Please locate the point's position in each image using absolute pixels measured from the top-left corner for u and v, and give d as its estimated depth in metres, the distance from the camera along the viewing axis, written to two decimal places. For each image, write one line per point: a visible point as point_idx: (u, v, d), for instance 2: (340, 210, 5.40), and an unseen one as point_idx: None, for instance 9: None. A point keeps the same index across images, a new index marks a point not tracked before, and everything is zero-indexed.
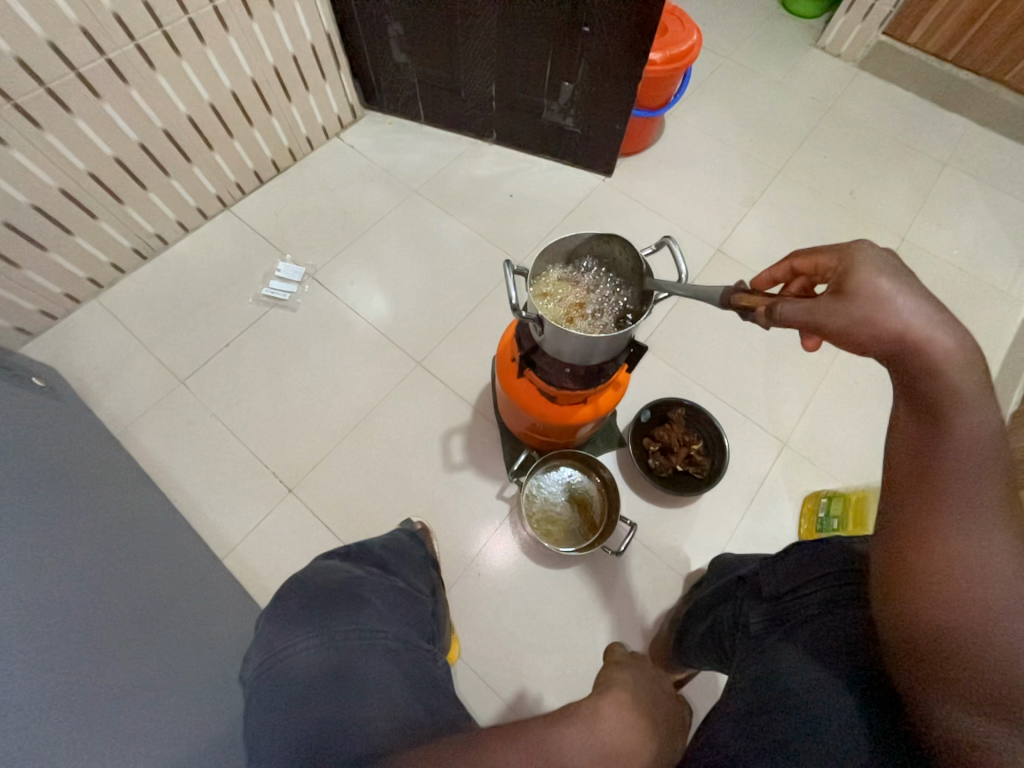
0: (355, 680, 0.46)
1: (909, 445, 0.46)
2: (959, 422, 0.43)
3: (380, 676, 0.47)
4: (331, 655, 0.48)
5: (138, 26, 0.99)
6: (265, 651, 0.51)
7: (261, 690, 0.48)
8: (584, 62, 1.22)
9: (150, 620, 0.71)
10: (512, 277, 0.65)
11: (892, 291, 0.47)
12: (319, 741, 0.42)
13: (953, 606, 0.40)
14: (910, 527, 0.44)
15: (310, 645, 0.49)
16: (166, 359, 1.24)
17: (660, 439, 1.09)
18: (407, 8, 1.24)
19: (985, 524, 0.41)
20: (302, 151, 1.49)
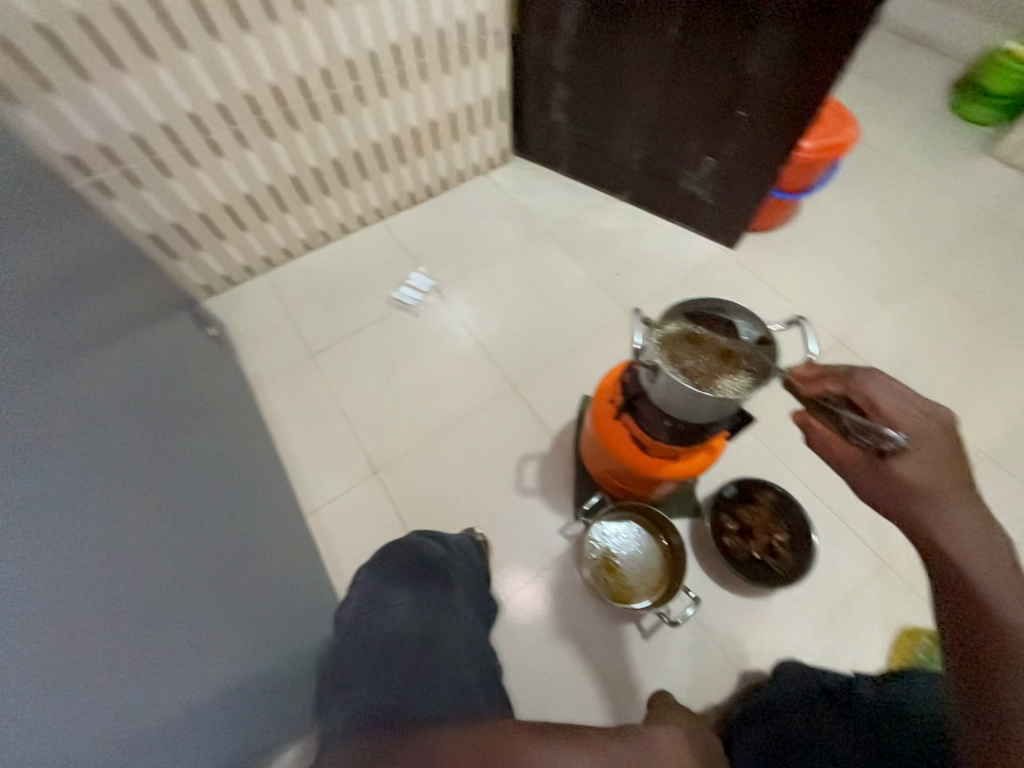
0: (438, 651, 0.51)
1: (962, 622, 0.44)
2: (994, 614, 0.42)
3: (456, 657, 0.52)
4: (421, 620, 0.54)
5: (363, 71, 1.22)
6: (364, 598, 0.57)
7: (356, 630, 0.53)
8: (731, 142, 1.28)
9: (251, 548, 0.82)
10: (638, 323, 0.69)
11: (949, 491, 0.51)
12: (398, 696, 0.45)
13: None
14: (974, 714, 0.39)
15: (405, 604, 0.56)
16: (304, 334, 1.43)
17: (741, 519, 1.05)
18: (577, 77, 1.39)
19: None
20: (453, 183, 1.69)
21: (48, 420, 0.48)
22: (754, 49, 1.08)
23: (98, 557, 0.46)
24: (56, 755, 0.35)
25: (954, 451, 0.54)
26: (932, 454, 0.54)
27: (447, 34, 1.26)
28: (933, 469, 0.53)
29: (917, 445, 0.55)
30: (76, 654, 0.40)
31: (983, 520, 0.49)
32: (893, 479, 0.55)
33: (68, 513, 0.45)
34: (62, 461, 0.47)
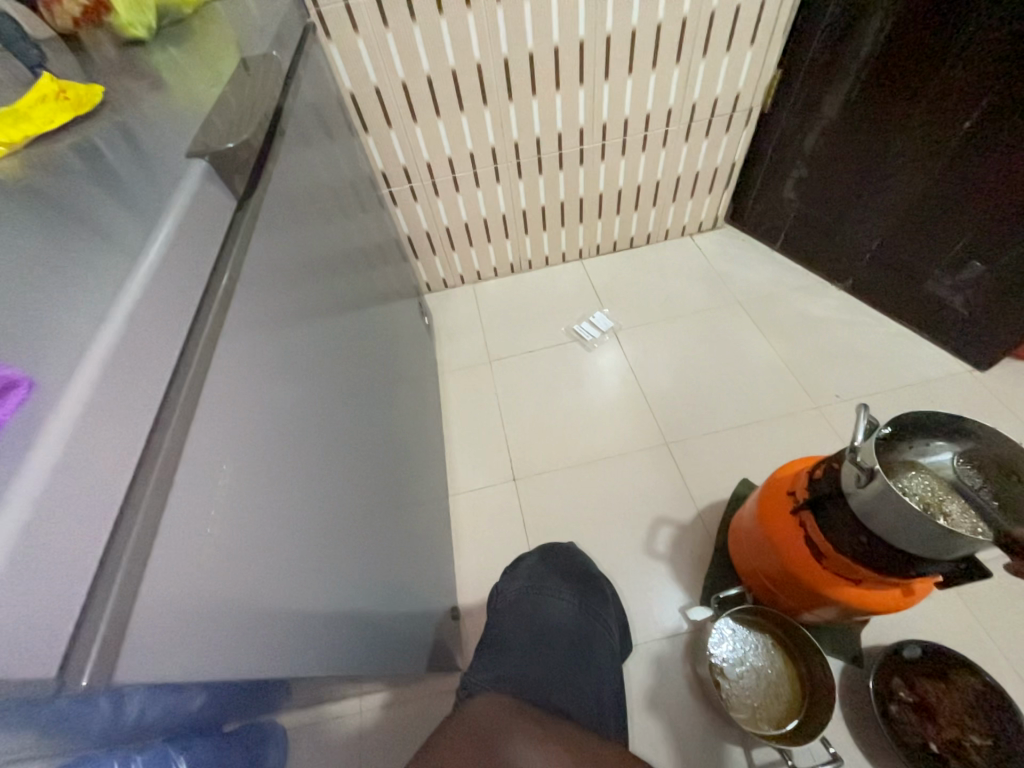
0: (593, 650, 0.65)
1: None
2: None
3: (606, 661, 0.66)
4: (582, 619, 0.69)
5: (615, 132, 1.36)
6: (532, 581, 0.73)
7: (524, 603, 0.69)
8: (1014, 252, 1.08)
9: (414, 506, 0.96)
10: (862, 420, 0.64)
11: None
12: (564, 669, 0.60)
13: None
14: None
15: (570, 601, 0.71)
16: (489, 341, 1.63)
17: (919, 693, 0.85)
18: (825, 159, 1.35)
19: None
20: (657, 238, 1.76)
21: (325, 347, 0.61)
22: None
23: (332, 463, 0.57)
24: (294, 612, 0.45)
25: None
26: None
27: (699, 107, 1.34)
28: None
29: None
30: (315, 534, 0.50)
31: None
32: None
33: (341, 434, 0.60)
34: (325, 383, 0.58)
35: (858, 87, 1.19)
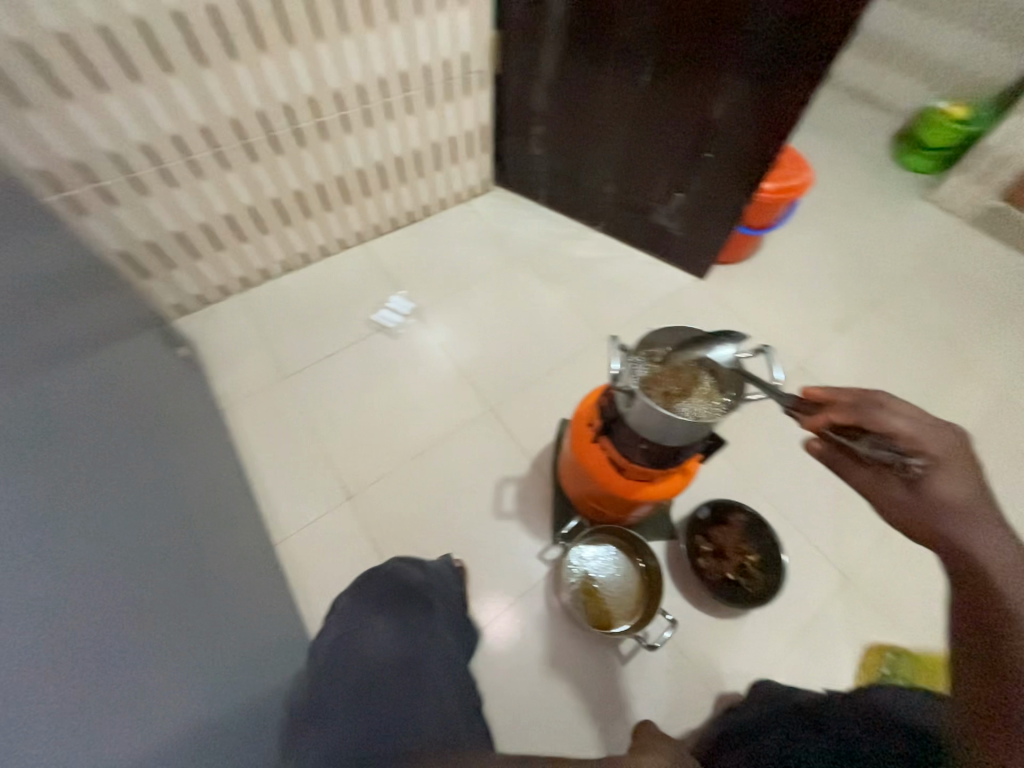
0: (421, 666, 0.60)
1: (976, 688, 0.41)
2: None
3: (438, 670, 0.61)
4: (402, 641, 0.63)
5: (349, 101, 1.25)
6: (343, 629, 0.64)
7: (333, 660, 0.60)
8: (698, 181, 1.37)
9: (223, 577, 0.80)
10: (616, 351, 0.72)
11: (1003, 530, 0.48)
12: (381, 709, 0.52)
13: None
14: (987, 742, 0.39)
15: (388, 628, 0.64)
16: (280, 355, 1.42)
17: (714, 541, 1.07)
18: (556, 117, 1.48)
19: None
20: (435, 210, 1.73)
21: None
22: (718, 97, 1.18)
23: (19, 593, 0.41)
24: None
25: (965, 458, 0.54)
26: (942, 461, 0.54)
27: (432, 71, 1.32)
28: (975, 490, 0.52)
29: (947, 461, 0.54)
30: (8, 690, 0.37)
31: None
32: (932, 497, 0.53)
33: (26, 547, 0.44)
34: (101, 498, 0.59)
35: (562, 47, 1.31)
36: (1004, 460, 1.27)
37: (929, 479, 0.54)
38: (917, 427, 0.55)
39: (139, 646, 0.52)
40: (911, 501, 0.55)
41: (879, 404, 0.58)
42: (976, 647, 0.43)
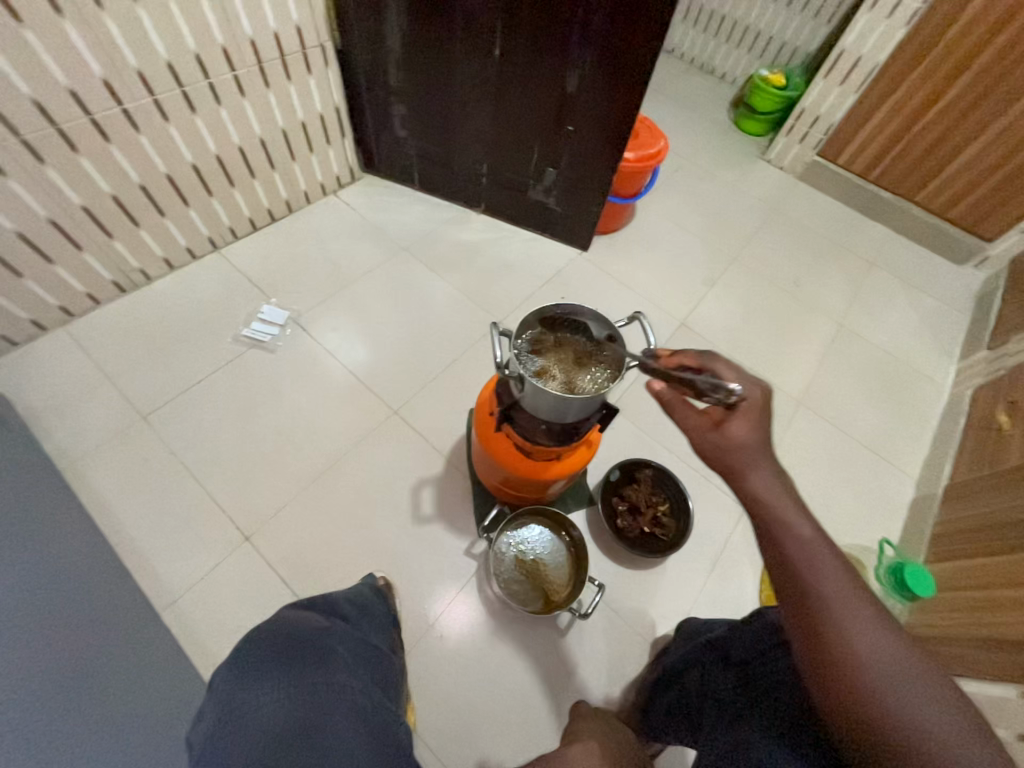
0: (317, 737, 0.45)
1: (793, 601, 0.48)
2: (791, 539, 0.50)
3: (342, 732, 0.46)
4: (294, 709, 0.47)
5: (158, 82, 1.08)
6: (220, 709, 0.48)
7: (213, 748, 0.44)
8: (566, 154, 1.38)
9: (85, 667, 0.67)
10: (497, 337, 0.70)
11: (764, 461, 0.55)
12: None
13: (861, 691, 0.43)
14: (806, 642, 0.46)
15: (274, 697, 0.48)
16: (130, 391, 1.20)
17: (629, 499, 1.13)
18: (412, 95, 1.40)
19: (853, 611, 0.46)
20: (298, 205, 1.57)
21: None
22: (571, 69, 1.19)
23: None
24: None
25: (767, 415, 0.58)
26: (754, 411, 0.58)
27: (259, 46, 1.19)
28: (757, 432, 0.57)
29: (753, 405, 0.58)
30: None
31: (778, 471, 0.54)
32: (731, 436, 0.57)
33: None
34: None
35: (403, 17, 1.23)
36: (849, 379, 1.49)
37: (736, 423, 0.57)
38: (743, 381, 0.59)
39: (80, 685, 0.65)
40: (715, 442, 0.57)
41: (714, 356, 0.64)
42: (780, 563, 0.50)
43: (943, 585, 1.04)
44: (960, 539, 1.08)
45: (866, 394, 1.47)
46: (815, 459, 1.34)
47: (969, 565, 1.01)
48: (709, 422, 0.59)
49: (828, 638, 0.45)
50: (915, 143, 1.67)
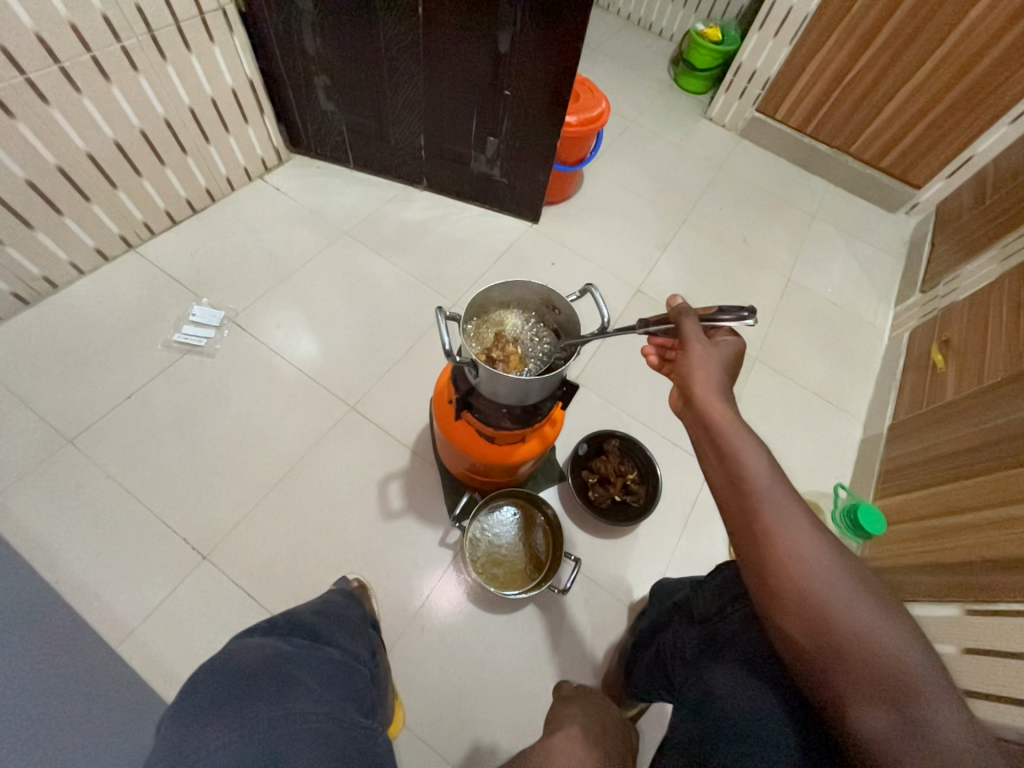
0: None
1: (741, 519, 0.50)
2: (742, 461, 0.51)
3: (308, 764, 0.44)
4: (249, 750, 0.44)
5: (29, 59, 0.94)
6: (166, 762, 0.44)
7: None
8: (507, 120, 1.31)
9: (28, 721, 0.61)
10: (444, 323, 0.66)
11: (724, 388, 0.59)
12: None
13: (808, 602, 0.45)
14: (756, 559, 0.48)
15: (225, 742, 0.45)
16: (51, 414, 1.09)
17: (598, 471, 1.13)
18: (334, 62, 1.28)
19: (797, 528, 0.48)
20: (221, 192, 1.44)
21: None
22: (502, 26, 1.12)
23: None
24: None
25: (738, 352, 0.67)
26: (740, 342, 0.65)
27: (147, 12, 1.04)
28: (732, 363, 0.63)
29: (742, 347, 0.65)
30: None
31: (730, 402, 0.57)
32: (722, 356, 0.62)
33: None
34: None
35: None
36: (799, 332, 1.54)
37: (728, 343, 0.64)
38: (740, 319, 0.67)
39: (23, 742, 0.59)
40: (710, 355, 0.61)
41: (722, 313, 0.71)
42: (730, 491, 0.51)
43: (892, 518, 1.11)
44: (906, 472, 1.15)
45: (815, 345, 1.53)
46: (772, 412, 1.39)
47: (915, 498, 1.07)
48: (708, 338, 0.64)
49: (775, 553, 0.47)
50: (847, 93, 1.70)
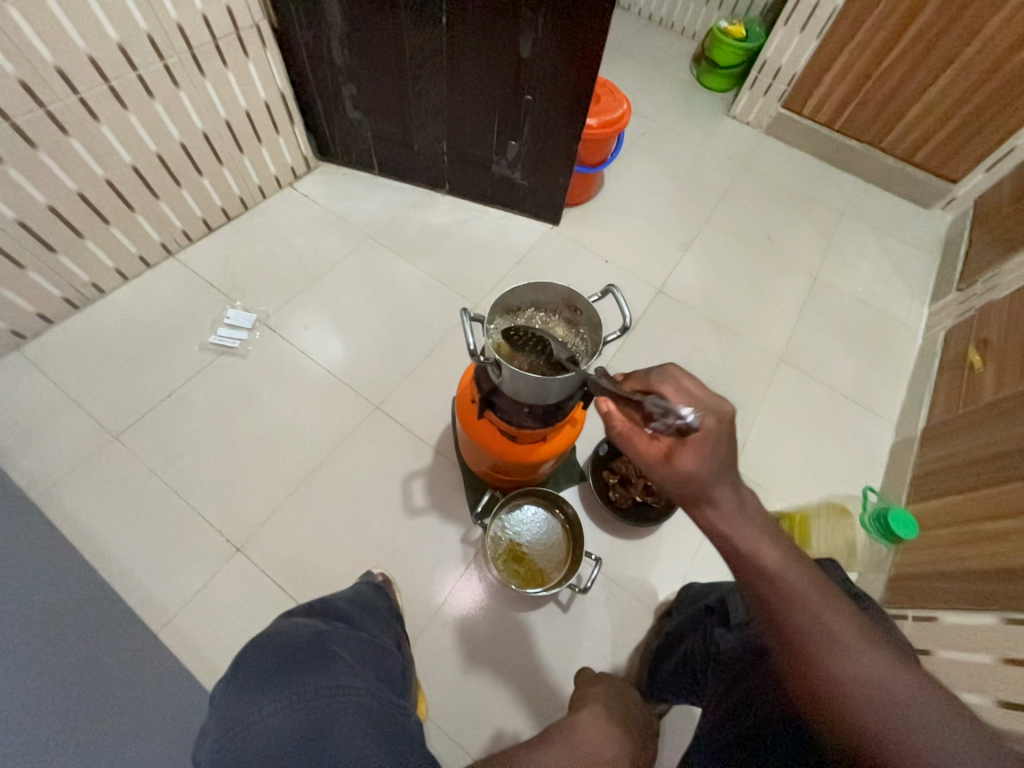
0: (324, 746, 0.45)
1: (775, 633, 0.47)
2: (760, 571, 0.48)
3: (351, 737, 0.46)
4: (295, 720, 0.47)
5: (81, 79, 1.00)
6: (220, 727, 0.48)
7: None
8: (528, 123, 1.33)
9: (81, 697, 0.65)
10: (468, 324, 0.68)
11: (720, 492, 0.53)
12: None
13: (864, 723, 0.41)
14: (799, 677, 0.45)
15: (275, 711, 0.48)
16: (98, 411, 1.16)
17: (619, 471, 1.13)
18: (360, 72, 1.32)
19: (837, 638, 0.44)
20: (254, 200, 1.50)
21: None
22: (524, 31, 1.14)
23: None
24: None
25: (729, 439, 0.56)
26: (705, 443, 0.55)
27: (187, 31, 1.10)
28: (706, 459, 0.54)
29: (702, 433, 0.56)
30: None
31: (738, 505, 0.52)
32: (680, 469, 0.55)
33: None
34: None
35: None
36: (827, 333, 1.51)
37: (682, 451, 0.55)
38: (696, 409, 0.57)
39: (78, 715, 0.63)
40: (663, 474, 0.56)
41: (668, 374, 0.62)
42: (753, 594, 0.49)
43: (926, 523, 1.08)
44: (941, 476, 1.11)
45: (843, 345, 1.49)
46: (799, 414, 1.36)
47: (950, 503, 1.04)
48: (659, 451, 0.57)
49: (818, 667, 0.44)
50: (878, 87, 1.65)
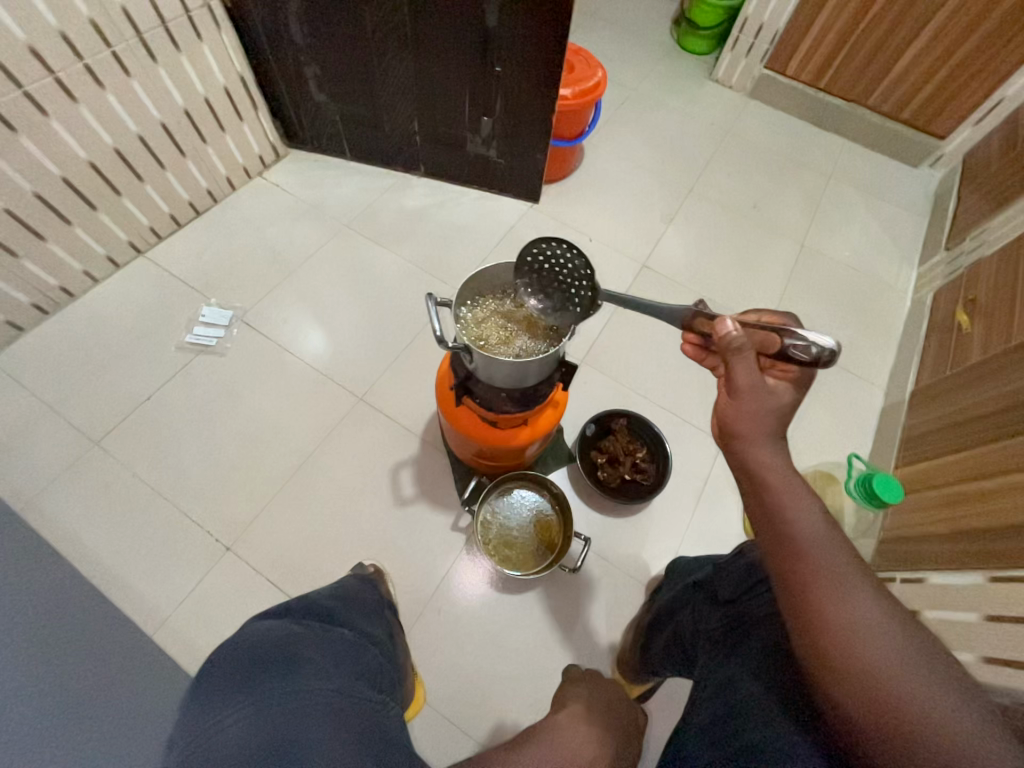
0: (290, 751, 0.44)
1: (786, 576, 0.48)
2: (790, 514, 0.50)
3: (319, 740, 0.46)
4: (260, 727, 0.46)
5: (24, 72, 0.95)
6: (185, 738, 0.47)
7: None
8: (499, 97, 1.28)
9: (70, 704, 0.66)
10: (435, 310, 0.66)
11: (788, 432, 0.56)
12: None
13: (861, 667, 0.41)
14: (803, 619, 0.45)
15: (238, 719, 0.47)
16: (77, 418, 1.14)
17: (607, 451, 1.13)
18: (321, 50, 1.26)
19: (848, 587, 0.45)
20: (223, 193, 1.45)
21: None
22: None
23: None
24: None
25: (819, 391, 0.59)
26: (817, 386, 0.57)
27: (133, 14, 1.04)
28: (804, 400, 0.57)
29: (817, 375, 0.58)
30: None
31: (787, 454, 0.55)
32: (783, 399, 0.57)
33: None
34: None
35: None
36: (814, 300, 1.49)
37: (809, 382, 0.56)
38: None
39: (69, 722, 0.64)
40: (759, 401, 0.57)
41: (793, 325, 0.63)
42: (775, 536, 0.50)
43: (914, 486, 1.08)
44: (929, 439, 1.11)
45: (832, 312, 1.47)
46: None
47: (938, 464, 1.04)
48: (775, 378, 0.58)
49: (824, 610, 0.44)
50: (863, 41, 1.59)
